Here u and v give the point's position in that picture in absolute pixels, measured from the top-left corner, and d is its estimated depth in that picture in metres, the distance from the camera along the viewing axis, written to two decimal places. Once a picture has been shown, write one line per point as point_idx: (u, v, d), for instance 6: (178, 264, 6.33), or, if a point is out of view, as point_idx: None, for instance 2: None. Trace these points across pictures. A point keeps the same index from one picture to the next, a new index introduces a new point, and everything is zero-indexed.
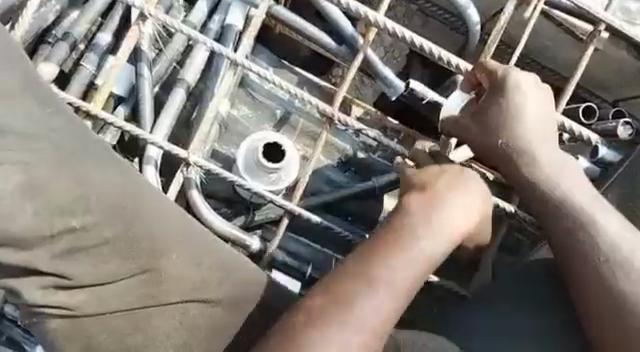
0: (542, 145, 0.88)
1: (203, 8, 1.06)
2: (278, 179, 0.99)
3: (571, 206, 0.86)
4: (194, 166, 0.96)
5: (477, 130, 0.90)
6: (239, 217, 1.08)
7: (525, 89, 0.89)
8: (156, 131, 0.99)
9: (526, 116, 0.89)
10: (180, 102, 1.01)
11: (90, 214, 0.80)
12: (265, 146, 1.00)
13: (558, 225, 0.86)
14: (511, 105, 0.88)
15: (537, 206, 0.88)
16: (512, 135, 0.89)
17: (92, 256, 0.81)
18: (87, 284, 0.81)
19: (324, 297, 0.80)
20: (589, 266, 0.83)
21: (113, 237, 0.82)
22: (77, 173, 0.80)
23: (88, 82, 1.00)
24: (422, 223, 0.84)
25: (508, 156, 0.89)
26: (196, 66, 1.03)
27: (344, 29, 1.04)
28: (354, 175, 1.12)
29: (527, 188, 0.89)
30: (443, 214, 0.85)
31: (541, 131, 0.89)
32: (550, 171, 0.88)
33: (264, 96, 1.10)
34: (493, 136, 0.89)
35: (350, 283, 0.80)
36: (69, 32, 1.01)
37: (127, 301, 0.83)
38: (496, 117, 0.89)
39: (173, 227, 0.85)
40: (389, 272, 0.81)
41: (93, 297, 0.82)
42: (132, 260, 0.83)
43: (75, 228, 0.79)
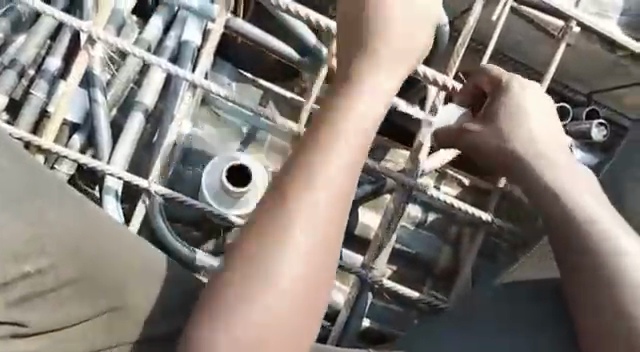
0: (556, 146, 0.86)
1: (158, 24, 1.01)
2: (245, 202, 0.96)
3: (583, 214, 0.79)
4: (156, 195, 0.92)
5: (488, 138, 0.88)
6: (209, 241, 1.02)
7: (517, 98, 0.87)
8: (114, 161, 0.94)
9: (518, 124, 0.87)
10: (140, 125, 0.97)
11: (46, 254, 0.69)
12: (230, 168, 0.96)
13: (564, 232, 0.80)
14: (505, 112, 0.88)
15: (539, 207, 0.83)
16: (523, 140, 0.86)
17: (53, 298, 0.70)
18: (48, 329, 0.69)
19: (230, 283, 0.63)
20: (585, 269, 0.77)
21: (77, 276, 0.71)
22: (27, 213, 0.69)
23: (41, 109, 0.95)
24: (333, 153, 0.66)
25: (508, 160, 0.87)
26: (153, 87, 0.99)
27: (305, 40, 1.02)
28: None
29: (542, 194, 0.83)
30: (356, 124, 0.67)
31: (549, 139, 0.86)
32: (559, 179, 0.83)
33: (228, 113, 1.05)
34: (496, 139, 0.87)
35: (256, 271, 0.63)
36: (16, 59, 0.95)
37: (94, 343, 0.71)
38: (505, 122, 0.87)
39: (135, 260, 0.74)
40: (285, 256, 0.63)
41: (56, 344, 0.69)
42: (101, 297, 0.72)
43: (29, 272, 0.68)
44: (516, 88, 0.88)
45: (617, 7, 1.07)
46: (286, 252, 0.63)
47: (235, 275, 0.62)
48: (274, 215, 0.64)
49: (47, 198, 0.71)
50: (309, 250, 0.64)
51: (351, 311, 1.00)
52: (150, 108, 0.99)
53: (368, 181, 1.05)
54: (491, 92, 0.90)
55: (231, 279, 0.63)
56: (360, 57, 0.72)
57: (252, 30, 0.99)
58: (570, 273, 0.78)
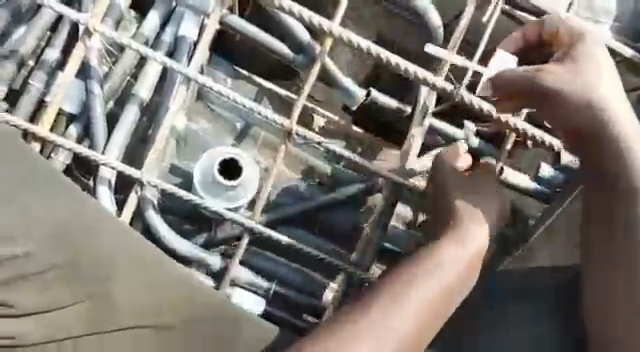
0: (617, 101, 0.89)
1: (155, 18, 1.03)
2: (236, 195, 0.97)
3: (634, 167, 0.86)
4: (148, 185, 0.93)
5: (555, 81, 0.87)
6: (201, 235, 1.03)
7: (597, 58, 0.89)
8: (108, 152, 0.95)
9: (597, 78, 0.88)
10: (135, 117, 0.98)
11: (33, 239, 0.74)
12: (222, 162, 0.97)
13: (614, 184, 0.87)
14: (581, 66, 0.88)
15: (604, 157, 0.88)
16: (588, 92, 0.87)
17: (37, 284, 0.74)
18: (30, 312, 0.73)
19: (362, 323, 0.79)
20: (627, 213, 0.85)
21: (60, 262, 0.75)
22: (18, 195, 0.74)
23: (38, 99, 0.96)
24: (435, 260, 0.84)
25: (572, 104, 0.87)
26: (149, 80, 1.00)
27: (301, 37, 1.03)
28: (318, 186, 1.09)
29: (611, 151, 0.87)
30: (447, 275, 0.83)
31: (614, 95, 0.89)
32: (619, 133, 0.88)
33: (222, 109, 1.07)
34: (571, 90, 0.87)
35: (373, 325, 0.79)
36: (15, 50, 0.98)
37: (73, 330, 0.75)
38: (580, 73, 0.88)
39: (115, 248, 0.77)
40: (398, 319, 0.79)
41: (37, 326, 0.73)
42: (80, 287, 0.75)
43: (17, 255, 0.73)
44: (595, 47, 0.89)
45: (610, 13, 1.10)
46: (395, 334, 0.79)
47: (342, 340, 0.77)
48: (375, 315, 0.80)
49: (43, 190, 0.76)
50: (417, 316, 0.80)
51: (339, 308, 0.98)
52: (145, 100, 1.00)
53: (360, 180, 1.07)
54: (567, 42, 0.90)
55: (348, 337, 0.78)
56: (441, 236, 0.86)
57: (247, 28, 1.01)
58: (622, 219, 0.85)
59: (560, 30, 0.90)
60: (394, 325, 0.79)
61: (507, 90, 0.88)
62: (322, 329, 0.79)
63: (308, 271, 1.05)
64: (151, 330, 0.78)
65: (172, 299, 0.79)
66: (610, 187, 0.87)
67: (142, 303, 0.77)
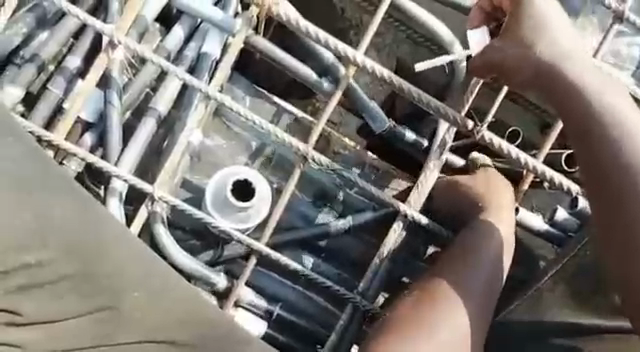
0: (571, 45, 0.94)
1: (180, 32, 1.02)
2: (247, 216, 0.96)
3: (605, 106, 0.91)
4: (159, 201, 0.93)
5: (516, 50, 0.93)
6: (206, 252, 1.02)
7: (543, 9, 0.93)
8: (122, 164, 0.95)
9: (548, 29, 0.93)
10: (151, 131, 0.98)
11: (46, 249, 0.74)
12: (235, 181, 0.96)
13: (594, 130, 0.90)
14: (530, 22, 0.93)
15: (573, 109, 0.92)
16: (547, 48, 0.93)
17: (48, 292, 0.74)
18: (39, 321, 0.73)
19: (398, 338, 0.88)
20: (610, 147, 0.89)
21: (71, 273, 0.74)
22: (32, 205, 0.74)
23: (56, 105, 0.96)
24: (455, 278, 0.93)
25: (542, 67, 0.93)
26: (169, 93, 0.99)
27: (325, 58, 1.03)
28: (329, 210, 1.08)
29: (577, 101, 0.92)
30: (469, 291, 0.92)
31: (567, 42, 0.94)
32: (586, 79, 0.92)
33: (239, 127, 1.06)
34: (530, 55, 0.93)
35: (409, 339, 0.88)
36: (37, 55, 0.97)
37: (79, 340, 0.75)
38: (534, 31, 0.93)
39: (124, 266, 0.76)
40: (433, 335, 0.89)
41: (44, 335, 0.74)
42: (90, 298, 0.75)
43: (30, 264, 0.73)
44: (538, 3, 0.93)
45: (635, 60, 1.10)
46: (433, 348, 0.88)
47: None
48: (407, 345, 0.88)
49: (53, 199, 0.75)
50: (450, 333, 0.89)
51: (341, 337, 0.98)
52: (163, 114, 1.00)
53: (372, 207, 1.07)
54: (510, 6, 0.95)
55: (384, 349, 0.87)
56: (454, 254, 0.95)
57: (273, 47, 1.00)
58: (608, 157, 0.89)
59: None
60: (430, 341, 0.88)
61: (480, 70, 0.95)
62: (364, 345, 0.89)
63: (312, 295, 1.04)
64: (163, 345, 0.78)
65: (183, 316, 0.78)
66: (592, 134, 0.90)
67: (157, 316, 0.77)
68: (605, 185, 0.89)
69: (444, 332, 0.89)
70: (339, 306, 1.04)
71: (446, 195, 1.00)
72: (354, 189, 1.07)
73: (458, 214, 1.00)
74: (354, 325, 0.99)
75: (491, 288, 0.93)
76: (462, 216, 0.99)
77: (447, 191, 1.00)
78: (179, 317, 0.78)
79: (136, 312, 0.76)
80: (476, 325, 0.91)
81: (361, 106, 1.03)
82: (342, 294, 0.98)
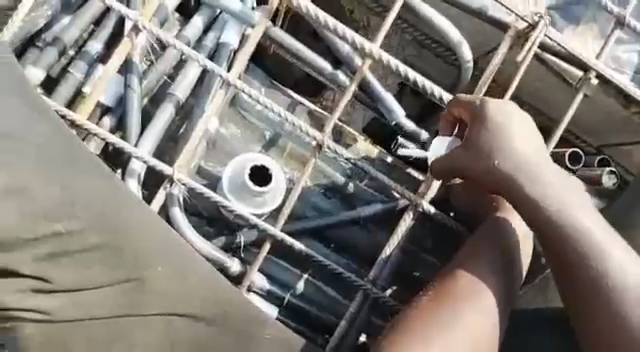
0: (538, 165, 0.90)
1: (199, 23, 1.03)
2: (263, 202, 0.98)
3: (570, 217, 0.88)
4: (178, 183, 0.95)
5: (471, 161, 0.91)
6: (219, 238, 1.04)
7: (509, 115, 0.91)
8: (141, 145, 0.97)
9: (514, 131, 0.90)
10: (169, 117, 0.99)
11: (75, 219, 0.74)
12: (252, 167, 0.99)
13: (560, 236, 0.88)
14: (496, 125, 0.90)
15: (532, 206, 0.89)
16: (507, 158, 0.90)
17: (75, 261, 0.74)
18: (68, 289, 0.74)
19: (423, 322, 0.90)
20: (575, 256, 0.87)
21: (100, 243, 0.75)
22: (62, 177, 0.75)
23: (76, 88, 0.97)
24: (476, 264, 0.96)
25: (509, 179, 0.89)
26: (188, 81, 1.01)
27: (341, 49, 1.06)
28: (339, 202, 1.10)
29: (537, 203, 0.89)
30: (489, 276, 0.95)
31: (533, 152, 0.91)
32: (550, 182, 0.89)
33: (253, 116, 1.09)
34: (485, 159, 0.90)
35: (434, 323, 0.90)
36: (59, 38, 0.99)
37: (107, 310, 0.75)
38: (498, 134, 0.90)
39: (149, 239, 0.77)
40: (457, 318, 0.91)
41: (72, 303, 0.73)
42: (118, 269, 0.75)
43: (61, 232, 0.73)
44: (495, 107, 0.91)
45: (633, 66, 1.15)
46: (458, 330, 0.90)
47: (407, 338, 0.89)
48: (428, 338, 0.89)
49: (81, 172, 0.76)
50: (474, 318, 0.92)
51: (350, 324, 1.00)
52: (181, 100, 1.01)
53: (380, 199, 1.10)
54: (471, 116, 0.93)
55: (410, 335, 0.89)
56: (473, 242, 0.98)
57: (296, 45, 1.04)
58: (574, 261, 0.87)
59: (472, 114, 0.92)
60: (454, 324, 0.90)
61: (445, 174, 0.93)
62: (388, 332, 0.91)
63: (320, 284, 1.05)
64: (187, 320, 0.78)
65: (207, 294, 0.79)
66: (560, 239, 0.88)
67: (181, 289, 0.78)
68: (571, 288, 0.88)
69: (467, 319, 0.91)
70: (347, 296, 1.06)
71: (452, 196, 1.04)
72: (364, 180, 1.11)
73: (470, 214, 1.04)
74: (364, 311, 1.01)
75: (508, 271, 0.97)
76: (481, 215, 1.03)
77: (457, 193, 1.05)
78: (203, 296, 0.79)
79: (160, 286, 0.77)
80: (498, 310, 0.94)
81: (377, 98, 1.08)
82: (354, 281, 1.00)
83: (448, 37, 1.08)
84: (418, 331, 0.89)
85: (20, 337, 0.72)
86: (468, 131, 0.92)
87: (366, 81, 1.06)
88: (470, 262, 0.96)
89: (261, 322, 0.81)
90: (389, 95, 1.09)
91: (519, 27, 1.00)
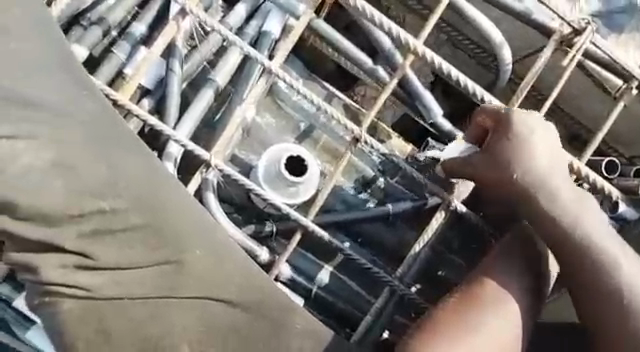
0: (556, 177, 0.89)
1: (242, 11, 1.04)
2: (296, 193, 0.99)
3: (585, 233, 0.88)
4: (214, 168, 0.95)
5: (491, 169, 0.89)
6: (249, 226, 1.04)
7: (533, 127, 0.89)
8: (180, 129, 0.98)
9: (536, 143, 0.89)
10: (209, 102, 1.00)
11: (120, 197, 0.75)
12: (288, 157, 0.99)
13: (577, 250, 0.88)
14: (518, 135, 0.88)
15: (549, 221, 0.88)
16: (526, 171, 0.88)
17: (118, 240, 0.75)
18: (109, 266, 0.74)
19: (446, 328, 0.86)
20: (590, 269, 0.87)
21: (142, 223, 0.76)
22: (108, 157, 0.76)
23: (117, 69, 0.98)
24: (505, 267, 0.91)
25: (527, 191, 0.88)
26: (228, 67, 1.01)
27: (382, 43, 1.06)
28: (371, 197, 1.09)
29: (554, 219, 0.88)
30: (518, 281, 0.91)
31: (550, 163, 0.89)
32: (567, 196, 0.89)
33: (290, 107, 1.08)
34: (506, 171, 0.89)
35: (459, 330, 0.86)
36: (104, 18, 1.00)
37: (146, 290, 0.75)
38: (521, 146, 0.88)
39: (189, 222, 0.77)
40: (483, 324, 0.87)
41: (112, 281, 0.74)
42: (158, 250, 0.76)
43: (105, 210, 0.74)
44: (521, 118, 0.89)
45: None
46: (484, 337, 0.87)
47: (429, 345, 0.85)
48: (453, 345, 0.85)
49: (127, 152, 0.77)
50: (501, 324, 0.88)
51: (375, 319, 1.01)
52: (221, 87, 1.02)
53: (411, 197, 1.09)
54: (494, 125, 0.90)
55: (432, 341, 0.86)
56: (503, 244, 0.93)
57: (339, 39, 1.06)
58: (590, 277, 0.87)
59: (495, 123, 0.90)
60: (480, 331, 0.87)
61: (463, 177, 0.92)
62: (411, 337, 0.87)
63: (346, 278, 1.06)
64: (222, 305, 0.78)
65: (241, 281, 0.79)
66: (576, 253, 0.88)
67: (217, 273, 0.78)
68: (584, 302, 0.88)
69: (493, 325, 0.88)
70: (372, 292, 1.06)
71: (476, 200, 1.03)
72: (396, 178, 1.10)
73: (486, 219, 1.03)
74: (390, 307, 1.01)
75: (538, 275, 0.92)
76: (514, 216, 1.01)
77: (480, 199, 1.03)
78: (238, 283, 0.79)
79: (197, 269, 0.77)
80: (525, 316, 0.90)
81: (415, 95, 1.07)
82: (380, 275, 1.01)
83: (491, 38, 1.08)
84: (441, 337, 0.86)
85: (60, 311, 0.73)
86: (491, 141, 0.90)
87: (405, 77, 1.06)
88: (500, 264, 0.91)
89: (293, 311, 0.81)
90: (427, 92, 1.08)
91: (563, 31, 1.01)
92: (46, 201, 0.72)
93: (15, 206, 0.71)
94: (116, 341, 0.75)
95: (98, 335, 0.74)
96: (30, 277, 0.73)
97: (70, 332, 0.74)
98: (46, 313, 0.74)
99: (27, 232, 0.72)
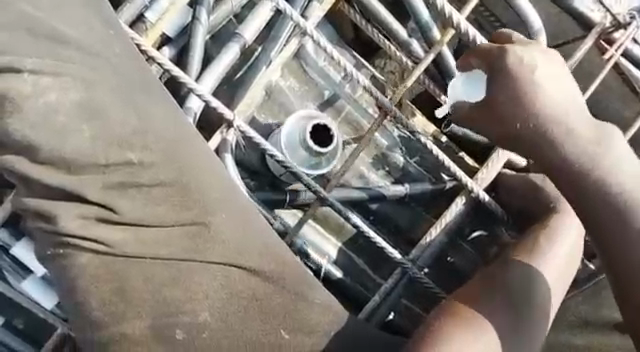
0: (571, 117, 0.76)
1: None
2: (318, 163, 0.95)
3: (616, 181, 0.75)
4: (235, 129, 0.89)
5: (492, 127, 0.77)
6: (261, 192, 0.99)
7: (537, 65, 0.75)
8: (201, 83, 0.92)
9: (543, 80, 0.75)
10: (233, 59, 0.94)
11: (149, 150, 0.70)
12: (314, 125, 0.95)
13: (608, 204, 0.74)
14: (522, 76, 0.75)
15: (569, 176, 0.75)
16: (530, 119, 0.75)
17: (145, 195, 0.70)
18: (132, 223, 0.70)
19: (459, 319, 0.79)
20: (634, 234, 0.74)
21: (170, 180, 0.71)
22: (137, 104, 0.71)
23: (138, 13, 0.90)
24: (519, 268, 0.85)
25: (534, 142, 0.76)
26: (258, 23, 0.94)
27: (420, 15, 1.01)
28: (387, 175, 1.06)
29: (569, 172, 0.75)
30: (532, 284, 0.84)
31: (567, 103, 0.76)
32: (585, 138, 0.76)
33: (316, 73, 1.03)
34: (509, 123, 0.76)
35: (473, 321, 0.79)
36: None
37: (169, 251, 0.71)
38: (526, 89, 0.75)
39: (216, 184, 0.73)
40: (499, 320, 0.80)
41: (134, 238, 0.70)
42: (182, 209, 0.71)
43: (131, 162, 0.70)
44: (521, 54, 0.75)
45: None
46: (499, 333, 0.79)
47: (440, 332, 0.77)
48: (468, 337, 0.77)
49: (157, 101, 0.73)
50: (514, 323, 0.80)
51: (383, 299, 0.97)
52: (247, 44, 0.96)
53: (429, 180, 1.06)
54: (489, 68, 0.76)
55: (444, 330, 0.78)
56: (518, 251, 0.88)
57: (373, 4, 1.02)
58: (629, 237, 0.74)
59: (494, 64, 0.75)
60: (495, 327, 0.79)
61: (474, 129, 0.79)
62: (422, 328, 0.79)
63: (354, 256, 1.03)
64: (243, 272, 0.74)
65: (263, 249, 0.74)
66: (612, 214, 0.74)
67: (242, 238, 0.73)
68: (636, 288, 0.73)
69: (508, 323, 0.80)
70: (378, 272, 1.03)
71: (515, 191, 0.98)
72: (415, 158, 1.07)
73: (500, 211, 0.99)
74: (399, 288, 0.97)
75: (551, 285, 0.86)
76: (536, 214, 0.95)
77: (512, 187, 0.99)
78: (262, 250, 0.74)
79: (222, 235, 0.73)
80: (539, 321, 0.83)
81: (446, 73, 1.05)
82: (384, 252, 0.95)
83: (529, 24, 1.03)
84: (452, 327, 0.78)
85: (75, 265, 0.69)
86: (492, 89, 0.76)
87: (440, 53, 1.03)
88: (514, 265, 0.86)
89: (313, 286, 0.76)
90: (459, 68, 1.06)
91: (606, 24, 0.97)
92: (70, 146, 0.68)
93: (37, 148, 0.67)
94: (133, 300, 0.70)
95: (114, 294, 0.70)
96: (45, 226, 0.69)
97: (84, 288, 0.69)
98: (59, 266, 0.70)
99: (47, 178, 0.68)
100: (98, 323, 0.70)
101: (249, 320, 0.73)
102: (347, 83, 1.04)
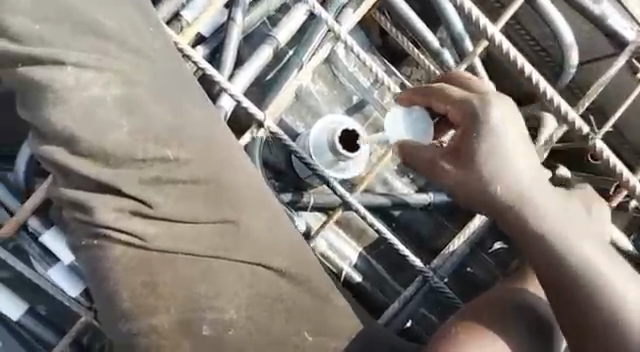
0: (544, 194, 0.77)
1: None
2: (345, 167, 0.95)
3: (576, 254, 0.75)
4: (265, 130, 0.89)
5: (463, 177, 0.78)
6: (285, 194, 0.99)
7: (502, 120, 0.76)
8: (234, 82, 0.92)
9: (504, 136, 0.77)
10: (267, 60, 0.95)
11: (185, 147, 0.72)
12: (342, 131, 0.95)
13: (579, 281, 0.73)
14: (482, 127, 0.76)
15: (544, 251, 0.75)
16: (504, 177, 0.77)
17: (179, 191, 0.72)
18: (165, 217, 0.71)
19: (473, 321, 0.77)
20: (589, 303, 0.73)
21: (204, 177, 0.72)
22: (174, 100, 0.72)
23: (175, 11, 0.91)
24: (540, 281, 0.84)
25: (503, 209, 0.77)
26: (291, 26, 0.94)
27: (454, 25, 1.02)
28: (411, 183, 1.06)
29: (536, 243, 0.76)
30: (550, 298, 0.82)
31: (539, 180, 0.78)
32: (555, 218, 0.76)
33: (345, 78, 1.04)
34: (482, 181, 0.77)
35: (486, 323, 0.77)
36: None
37: (202, 247, 0.73)
38: (486, 139, 0.76)
39: (248, 183, 0.75)
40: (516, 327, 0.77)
41: (168, 233, 0.72)
42: (215, 207, 0.73)
43: (168, 158, 0.71)
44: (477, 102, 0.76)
45: None
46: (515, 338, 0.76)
47: (456, 332, 0.75)
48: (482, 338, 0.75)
49: (196, 101, 0.74)
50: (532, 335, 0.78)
51: (402, 308, 0.97)
52: (280, 46, 0.96)
53: None
54: (459, 114, 0.78)
55: (462, 331, 0.75)
56: None
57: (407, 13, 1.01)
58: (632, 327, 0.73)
59: (451, 109, 0.78)
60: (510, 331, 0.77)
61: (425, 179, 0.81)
62: (443, 330, 0.77)
63: (373, 260, 1.03)
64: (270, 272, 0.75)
65: (288, 252, 0.76)
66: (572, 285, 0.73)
67: (272, 238, 0.75)
68: None
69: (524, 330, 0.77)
70: (399, 279, 1.03)
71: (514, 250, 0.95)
72: None
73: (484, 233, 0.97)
74: (419, 297, 0.97)
75: None
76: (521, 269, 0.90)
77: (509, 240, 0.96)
78: (287, 253, 0.76)
79: (252, 232, 0.74)
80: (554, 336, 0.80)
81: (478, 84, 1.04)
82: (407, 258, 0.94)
83: (562, 39, 1.04)
84: (469, 330, 0.76)
85: (109, 256, 0.70)
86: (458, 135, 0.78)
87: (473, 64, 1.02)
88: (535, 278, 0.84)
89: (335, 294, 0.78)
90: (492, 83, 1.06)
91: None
92: (109, 140, 0.69)
93: (77, 140, 0.68)
94: (164, 293, 0.71)
95: (145, 287, 0.71)
96: (81, 216, 0.70)
97: (117, 279, 0.70)
98: (94, 256, 0.71)
99: (86, 171, 0.69)
100: (128, 314, 0.71)
101: (273, 322, 0.75)
102: (376, 89, 1.06)
